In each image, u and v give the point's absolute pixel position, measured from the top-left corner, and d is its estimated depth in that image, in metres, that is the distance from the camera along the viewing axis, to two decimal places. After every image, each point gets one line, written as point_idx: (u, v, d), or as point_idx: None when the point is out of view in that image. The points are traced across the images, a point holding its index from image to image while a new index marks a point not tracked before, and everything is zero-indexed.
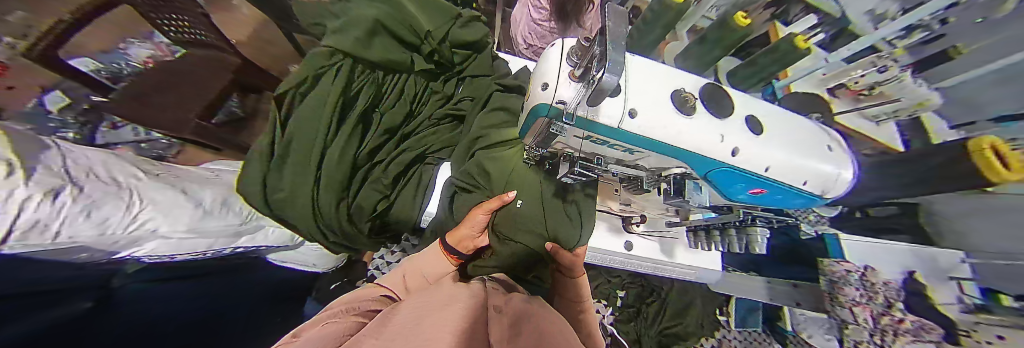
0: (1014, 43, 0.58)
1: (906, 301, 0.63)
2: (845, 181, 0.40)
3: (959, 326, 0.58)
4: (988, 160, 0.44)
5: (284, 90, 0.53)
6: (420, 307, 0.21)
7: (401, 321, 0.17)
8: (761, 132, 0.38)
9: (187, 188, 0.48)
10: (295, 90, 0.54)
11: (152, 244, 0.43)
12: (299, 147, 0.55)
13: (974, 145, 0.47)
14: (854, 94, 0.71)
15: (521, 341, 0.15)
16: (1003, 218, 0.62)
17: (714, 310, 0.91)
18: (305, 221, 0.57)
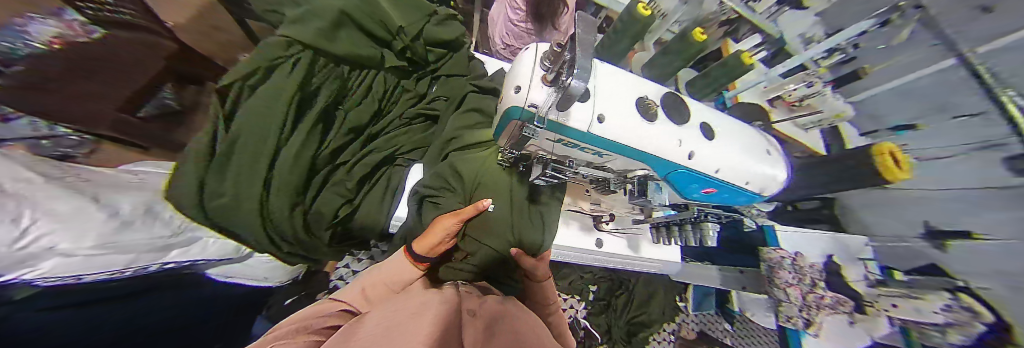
0: (904, 66, 0.74)
1: (830, 280, 0.77)
2: (779, 181, 0.47)
3: (866, 298, 0.74)
4: (884, 162, 0.58)
5: (228, 82, 0.44)
6: (385, 326, 0.20)
7: (364, 342, 0.16)
8: (712, 138, 0.43)
9: (96, 196, 0.36)
10: (241, 83, 0.45)
11: (52, 268, 0.30)
12: (248, 145, 0.46)
13: (876, 149, 0.60)
14: (789, 104, 0.83)
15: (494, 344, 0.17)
16: (889, 210, 0.75)
17: (675, 297, 1.00)
18: (254, 231, 0.48)
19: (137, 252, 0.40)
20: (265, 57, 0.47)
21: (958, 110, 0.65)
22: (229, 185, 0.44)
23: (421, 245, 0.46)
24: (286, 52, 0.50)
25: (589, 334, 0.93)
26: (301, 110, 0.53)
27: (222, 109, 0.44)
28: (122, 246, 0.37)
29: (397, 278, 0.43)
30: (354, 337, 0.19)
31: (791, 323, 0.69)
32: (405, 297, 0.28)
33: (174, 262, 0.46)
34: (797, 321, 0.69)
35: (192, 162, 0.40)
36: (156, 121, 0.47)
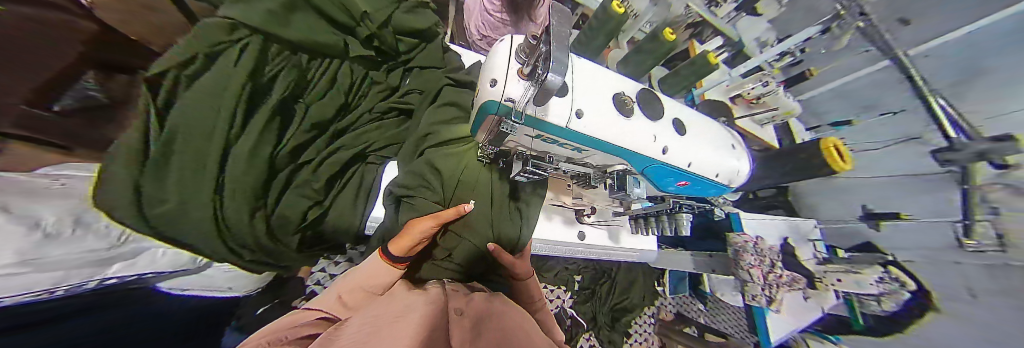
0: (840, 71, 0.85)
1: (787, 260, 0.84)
2: (742, 173, 0.52)
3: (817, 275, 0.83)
4: (830, 154, 0.63)
5: (160, 70, 0.36)
6: (368, 330, 0.19)
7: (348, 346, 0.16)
8: (683, 133, 0.45)
9: (1, 203, 0.29)
10: (178, 71, 0.38)
11: None
12: (190, 145, 0.40)
13: (822, 144, 0.65)
14: (747, 102, 0.89)
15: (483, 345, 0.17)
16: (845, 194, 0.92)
17: (653, 282, 1.07)
18: (206, 241, 0.44)
19: (65, 268, 0.34)
20: (203, 42, 0.41)
21: (887, 108, 0.79)
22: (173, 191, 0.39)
23: (397, 245, 0.44)
24: (229, 37, 0.44)
25: (576, 322, 0.97)
26: (253, 104, 0.48)
27: (158, 103, 0.36)
28: (48, 262, 0.31)
29: (373, 281, 0.41)
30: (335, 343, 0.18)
31: (756, 302, 0.71)
32: (386, 302, 0.27)
33: (117, 277, 0.41)
34: (761, 299, 0.70)
35: (123, 166, 0.34)
36: (79, 118, 0.31)
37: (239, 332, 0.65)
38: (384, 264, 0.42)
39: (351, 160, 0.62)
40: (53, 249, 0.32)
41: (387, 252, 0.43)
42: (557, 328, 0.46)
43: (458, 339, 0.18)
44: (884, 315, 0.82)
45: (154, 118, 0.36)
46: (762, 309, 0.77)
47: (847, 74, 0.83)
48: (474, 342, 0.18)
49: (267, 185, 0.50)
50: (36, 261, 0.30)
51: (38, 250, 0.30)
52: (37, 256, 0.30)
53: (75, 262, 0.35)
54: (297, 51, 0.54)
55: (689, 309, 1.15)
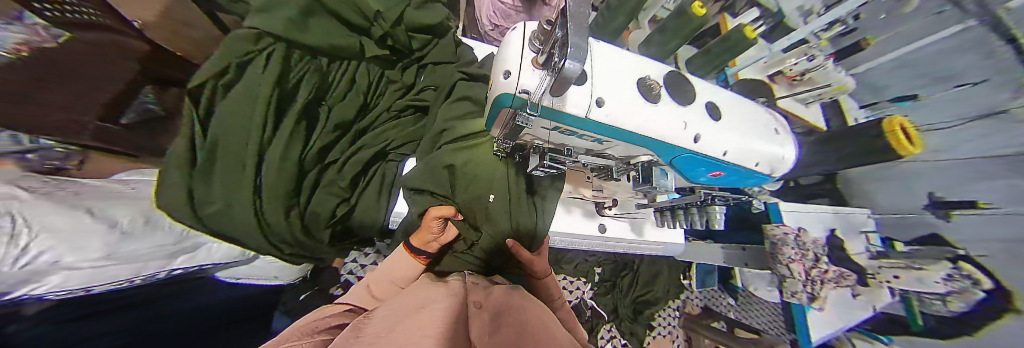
0: (900, 40, 0.73)
1: (832, 254, 0.75)
2: (787, 162, 0.47)
3: (867, 271, 0.73)
4: (896, 135, 0.56)
5: (199, 82, 0.42)
6: (391, 322, 0.20)
7: (373, 338, 0.17)
8: (719, 118, 0.41)
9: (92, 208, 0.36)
10: (214, 82, 0.43)
11: (62, 278, 0.30)
12: (230, 149, 0.45)
13: (886, 124, 0.58)
14: (789, 79, 0.79)
15: (501, 339, 0.17)
16: (898, 183, 0.78)
17: (679, 275, 1.03)
18: (251, 236, 0.48)
19: (142, 260, 0.39)
20: (234, 53, 0.45)
21: (958, 79, 0.67)
22: (218, 192, 0.44)
23: (417, 239, 0.47)
24: (256, 46, 0.47)
25: (596, 313, 0.96)
26: (281, 109, 0.51)
27: (197, 112, 0.42)
28: (128, 256, 0.38)
29: (396, 273, 0.44)
30: (361, 333, 0.19)
31: (796, 299, 0.66)
32: (409, 294, 0.29)
33: (182, 268, 0.46)
34: (801, 295, 0.65)
35: (177, 170, 0.40)
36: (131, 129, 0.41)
37: (287, 317, 0.73)
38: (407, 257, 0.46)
39: (373, 158, 0.64)
40: (129, 246, 0.38)
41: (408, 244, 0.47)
42: (580, 328, 0.46)
43: (477, 332, 0.18)
44: (950, 316, 0.66)
45: (196, 128, 0.42)
46: (802, 306, 0.71)
47: (909, 43, 0.72)
48: (492, 336, 0.18)
49: (299, 185, 0.54)
50: (118, 256, 0.36)
51: (117, 246, 0.36)
52: (119, 251, 0.36)
53: (150, 255, 0.40)
54: (318, 56, 0.56)
55: (719, 304, 1.11)
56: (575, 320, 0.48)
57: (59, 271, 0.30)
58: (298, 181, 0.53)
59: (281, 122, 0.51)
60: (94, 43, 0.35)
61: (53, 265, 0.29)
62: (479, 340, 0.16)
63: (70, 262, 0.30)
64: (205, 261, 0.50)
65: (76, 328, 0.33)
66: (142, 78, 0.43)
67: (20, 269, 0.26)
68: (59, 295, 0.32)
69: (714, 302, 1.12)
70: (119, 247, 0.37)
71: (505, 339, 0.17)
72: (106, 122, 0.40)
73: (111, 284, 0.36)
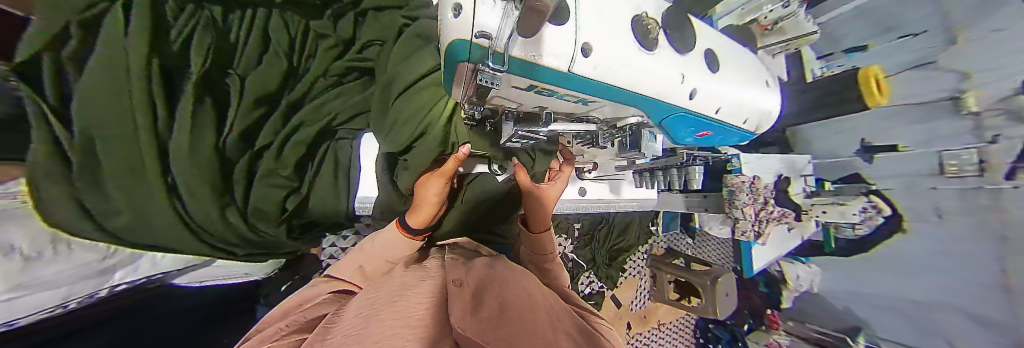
0: None
1: (778, 197, 0.90)
2: (771, 117, 0.53)
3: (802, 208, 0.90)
4: (869, 89, 0.71)
5: (31, 56, 0.26)
6: (369, 317, 0.20)
7: (342, 339, 0.17)
8: (717, 69, 0.42)
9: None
10: (55, 52, 0.28)
11: None
12: (116, 150, 0.33)
13: (863, 78, 0.72)
14: (762, 28, 0.73)
15: (501, 314, 0.18)
16: (835, 128, 1.05)
17: (648, 223, 1.15)
18: (183, 243, 0.44)
19: (66, 284, 0.34)
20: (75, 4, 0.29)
21: (907, 30, 0.84)
22: (119, 201, 0.35)
23: (414, 218, 0.44)
24: None
25: (576, 264, 1.07)
26: (170, 84, 0.39)
27: (49, 102, 0.28)
28: (43, 281, 0.31)
29: (389, 252, 0.42)
30: (330, 334, 0.19)
31: (745, 236, 0.77)
32: (387, 286, 0.29)
33: (127, 282, 0.43)
34: (749, 234, 0.77)
35: (48, 179, 0.28)
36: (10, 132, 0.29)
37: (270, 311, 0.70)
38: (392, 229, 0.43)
39: (319, 137, 0.57)
40: (40, 270, 0.30)
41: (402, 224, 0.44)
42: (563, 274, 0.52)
43: (458, 311, 0.18)
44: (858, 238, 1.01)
45: (58, 125, 0.28)
46: (749, 243, 0.88)
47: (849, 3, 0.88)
48: (475, 312, 0.18)
49: (226, 180, 0.46)
50: (29, 284, 0.29)
51: (27, 273, 0.28)
52: (29, 277, 0.29)
53: (77, 276, 0.35)
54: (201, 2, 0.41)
55: (680, 244, 1.27)
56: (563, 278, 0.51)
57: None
58: (223, 176, 0.45)
59: (173, 103, 0.39)
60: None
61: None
62: (460, 323, 0.16)
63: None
64: (154, 272, 0.46)
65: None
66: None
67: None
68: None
69: (676, 243, 1.27)
70: (28, 273, 0.29)
71: (490, 313, 0.18)
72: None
73: (40, 313, 0.33)
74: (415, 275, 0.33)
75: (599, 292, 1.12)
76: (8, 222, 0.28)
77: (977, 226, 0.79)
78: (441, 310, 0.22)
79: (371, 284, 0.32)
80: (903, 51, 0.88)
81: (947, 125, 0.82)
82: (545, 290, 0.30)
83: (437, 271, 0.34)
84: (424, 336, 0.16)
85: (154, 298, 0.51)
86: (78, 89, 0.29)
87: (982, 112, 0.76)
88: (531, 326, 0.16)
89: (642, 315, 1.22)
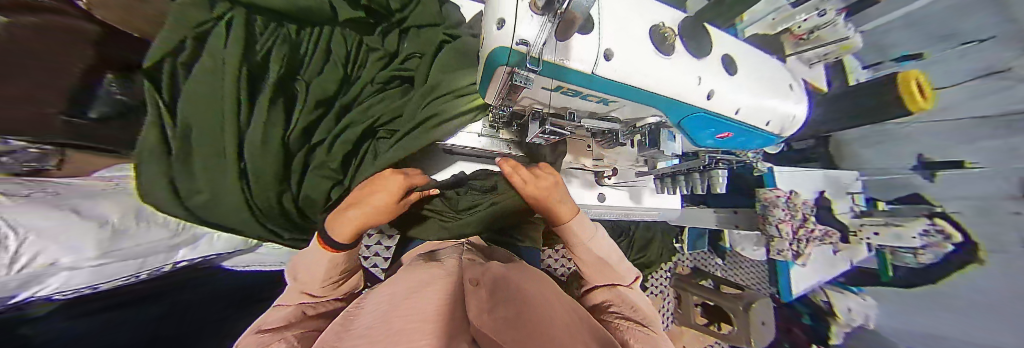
0: None
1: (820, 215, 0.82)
2: (797, 121, 0.50)
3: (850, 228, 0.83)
4: (910, 96, 0.61)
5: (154, 62, 0.37)
6: (386, 315, 0.21)
7: (359, 340, 0.18)
8: (734, 73, 0.41)
9: (78, 208, 0.33)
10: (173, 59, 0.38)
11: (59, 278, 0.30)
12: (203, 137, 0.41)
13: (903, 82, 0.62)
14: (795, 38, 0.70)
15: (496, 310, 0.18)
16: None
17: (671, 239, 1.08)
18: (246, 224, 0.49)
19: (143, 256, 0.40)
20: (189, 24, 0.39)
21: (963, 37, 0.73)
22: (201, 181, 0.41)
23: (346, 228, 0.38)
24: (210, 14, 0.41)
25: None
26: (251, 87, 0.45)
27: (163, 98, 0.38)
28: (126, 252, 0.37)
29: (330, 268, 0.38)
30: (353, 332, 0.20)
31: (782, 256, 0.71)
32: (411, 282, 0.30)
33: (186, 259, 0.49)
34: (786, 253, 0.70)
35: (151, 156, 0.37)
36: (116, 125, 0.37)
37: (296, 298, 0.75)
38: (319, 249, 0.37)
39: (363, 136, 0.58)
40: (124, 242, 0.37)
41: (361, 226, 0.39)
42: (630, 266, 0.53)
43: (475, 310, 0.19)
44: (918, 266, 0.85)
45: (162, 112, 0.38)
46: (786, 263, 0.80)
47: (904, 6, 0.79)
48: (491, 311, 0.19)
49: (287, 170, 0.51)
50: (114, 254, 0.35)
51: (114, 243, 0.35)
52: (114, 248, 0.35)
53: (151, 250, 0.41)
54: (282, 21, 0.49)
55: (707, 264, 1.20)
56: (631, 270, 0.54)
57: (60, 273, 0.30)
58: (285, 166, 0.50)
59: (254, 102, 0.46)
60: (38, 26, 0.29)
61: (53, 267, 0.28)
62: (478, 320, 0.16)
63: (71, 263, 0.30)
64: (209, 252, 0.53)
65: (91, 323, 0.36)
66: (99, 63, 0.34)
67: (22, 277, 0.25)
68: (64, 295, 0.32)
69: (703, 263, 1.20)
70: (114, 244, 0.35)
71: (506, 313, 0.18)
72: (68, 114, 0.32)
73: (118, 281, 0.39)
74: (433, 273, 0.33)
75: None
76: (90, 198, 0.35)
77: None
78: (455, 305, 0.23)
79: (393, 279, 0.35)
80: (963, 60, 0.74)
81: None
82: (569, 306, 0.29)
83: (453, 270, 0.35)
84: (440, 330, 0.16)
85: (198, 278, 0.56)
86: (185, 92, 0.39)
87: None
88: (543, 327, 0.16)
89: None
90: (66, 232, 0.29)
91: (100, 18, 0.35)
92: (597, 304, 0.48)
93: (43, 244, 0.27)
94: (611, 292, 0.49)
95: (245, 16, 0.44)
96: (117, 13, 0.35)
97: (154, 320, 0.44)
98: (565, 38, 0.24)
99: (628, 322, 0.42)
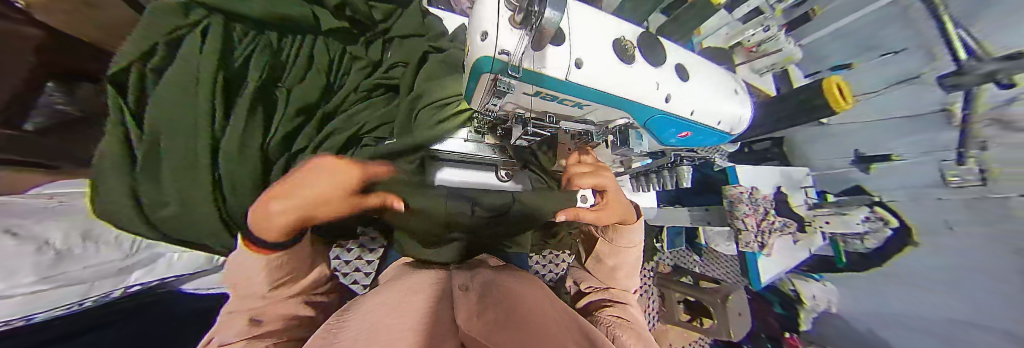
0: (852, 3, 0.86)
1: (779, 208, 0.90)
2: (745, 120, 0.55)
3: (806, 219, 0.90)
4: (832, 94, 0.66)
5: (120, 69, 0.34)
6: (376, 321, 0.21)
7: (353, 340, 0.18)
8: (687, 78, 0.45)
9: (15, 230, 0.34)
10: (142, 65, 0.36)
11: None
12: (172, 146, 0.38)
13: (825, 84, 0.68)
14: (748, 50, 0.78)
15: (483, 313, 0.19)
16: None
17: (652, 239, 1.13)
18: (218, 238, 0.44)
19: (89, 280, 0.40)
20: (160, 30, 0.37)
21: (883, 49, 0.82)
22: (167, 194, 0.38)
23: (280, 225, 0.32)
24: (187, 19, 0.39)
25: None
26: (228, 95, 0.43)
27: (128, 106, 0.35)
28: (68, 277, 0.37)
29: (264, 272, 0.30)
30: (338, 338, 0.20)
31: (749, 248, 0.76)
32: (398, 290, 0.30)
33: (140, 283, 0.47)
34: (753, 245, 0.75)
35: (113, 169, 0.34)
36: (53, 134, 0.34)
37: None
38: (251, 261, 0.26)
39: (347, 144, 0.54)
40: (66, 267, 0.38)
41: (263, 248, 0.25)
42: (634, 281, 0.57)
43: (463, 314, 0.19)
44: (869, 252, 0.93)
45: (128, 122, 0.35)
46: (755, 255, 0.86)
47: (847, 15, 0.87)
48: (479, 315, 0.19)
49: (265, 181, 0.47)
50: (54, 279, 0.36)
51: (55, 268, 0.36)
52: (50, 274, 0.35)
53: (99, 273, 0.41)
54: (263, 29, 0.48)
55: (686, 261, 1.25)
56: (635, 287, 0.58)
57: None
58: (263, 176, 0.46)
59: (229, 110, 0.43)
60: None
61: None
62: (466, 325, 0.16)
63: None
64: (167, 274, 0.52)
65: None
66: (45, 71, 0.32)
67: None
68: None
69: (682, 260, 1.26)
70: (53, 269, 0.36)
71: (496, 315, 0.18)
72: (10, 126, 0.29)
73: (61, 309, 0.36)
74: (422, 280, 0.33)
75: None
76: None
77: (980, 239, 0.69)
78: (443, 307, 0.23)
79: (380, 287, 0.34)
80: None
81: None
82: (561, 308, 0.29)
83: (441, 277, 0.34)
84: (426, 334, 0.16)
85: None
86: (153, 103, 0.36)
87: (966, 124, 0.69)
88: (539, 328, 0.17)
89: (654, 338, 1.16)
90: (2, 258, 0.31)
91: (43, 21, 0.32)
92: (594, 302, 0.52)
93: None
94: (606, 294, 0.54)
95: (223, 23, 0.43)
96: (61, 17, 0.33)
97: (109, 346, 0.40)
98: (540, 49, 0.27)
99: (620, 319, 0.45)
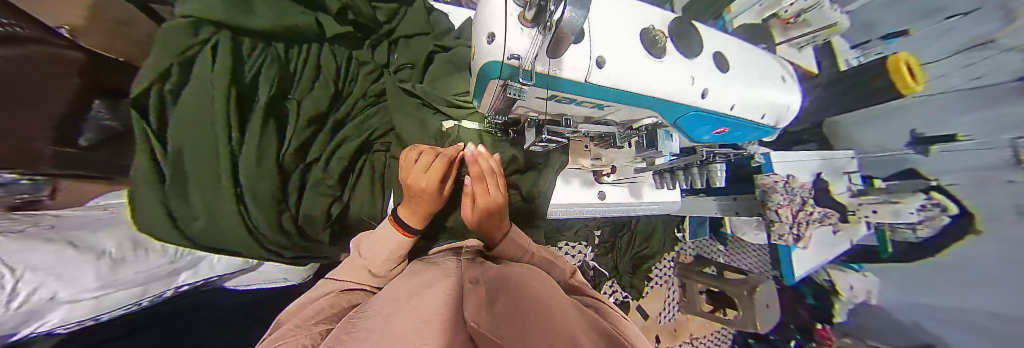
0: None
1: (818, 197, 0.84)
2: (791, 111, 0.50)
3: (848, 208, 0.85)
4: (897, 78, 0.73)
5: (140, 91, 0.34)
6: (390, 314, 0.20)
7: (368, 334, 0.17)
8: (727, 70, 0.41)
9: (72, 240, 0.31)
10: (160, 85, 0.36)
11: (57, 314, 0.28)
12: (194, 163, 0.39)
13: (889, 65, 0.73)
14: (784, 23, 0.71)
15: (495, 302, 0.16)
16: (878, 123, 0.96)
17: (673, 230, 1.10)
18: (248, 247, 0.47)
19: (143, 283, 0.39)
20: (171, 51, 0.37)
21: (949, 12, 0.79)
22: (197, 206, 0.41)
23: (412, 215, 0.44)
24: (195, 38, 0.39)
25: (598, 273, 1.03)
26: (242, 111, 0.44)
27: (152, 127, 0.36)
28: (124, 281, 0.36)
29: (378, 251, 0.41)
30: (353, 330, 0.20)
31: (783, 241, 0.72)
32: (413, 286, 0.29)
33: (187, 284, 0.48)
34: (787, 237, 0.71)
35: (145, 189, 0.35)
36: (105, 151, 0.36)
37: None
38: (393, 231, 0.42)
39: (360, 149, 0.60)
40: (123, 271, 0.36)
41: (399, 221, 0.43)
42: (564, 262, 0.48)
43: (472, 303, 0.16)
44: (918, 241, 0.85)
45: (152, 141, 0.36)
46: (788, 247, 0.81)
47: None
48: (489, 304, 0.16)
49: (284, 190, 0.50)
50: (114, 284, 0.34)
51: (114, 272, 0.34)
52: (112, 278, 0.34)
53: (150, 277, 0.40)
54: (270, 41, 0.49)
55: (709, 251, 1.20)
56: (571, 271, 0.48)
57: (61, 306, 0.28)
58: (282, 186, 0.49)
59: (244, 126, 0.44)
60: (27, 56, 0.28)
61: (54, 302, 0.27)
62: (469, 314, 0.13)
63: (71, 297, 0.29)
64: (210, 275, 0.51)
65: None
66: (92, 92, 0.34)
67: (21, 314, 0.24)
68: (65, 328, 0.32)
69: (705, 250, 1.20)
70: (113, 273, 0.35)
71: (510, 301, 0.16)
72: (71, 149, 0.31)
73: (119, 309, 0.38)
74: (434, 275, 0.33)
75: (624, 303, 1.07)
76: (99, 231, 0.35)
77: None
78: (457, 303, 0.21)
79: (397, 281, 0.34)
80: (950, 35, 0.78)
81: (1017, 112, 0.68)
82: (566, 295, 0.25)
83: (455, 271, 0.33)
84: (439, 334, 0.13)
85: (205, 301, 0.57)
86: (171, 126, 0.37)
87: None
88: (543, 310, 0.15)
89: (673, 328, 1.15)
90: (66, 264, 0.29)
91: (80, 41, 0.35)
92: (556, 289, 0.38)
93: (47, 280, 0.26)
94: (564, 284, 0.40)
95: (231, 38, 0.43)
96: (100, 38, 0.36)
97: None
98: (556, 55, 0.26)
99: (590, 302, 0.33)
